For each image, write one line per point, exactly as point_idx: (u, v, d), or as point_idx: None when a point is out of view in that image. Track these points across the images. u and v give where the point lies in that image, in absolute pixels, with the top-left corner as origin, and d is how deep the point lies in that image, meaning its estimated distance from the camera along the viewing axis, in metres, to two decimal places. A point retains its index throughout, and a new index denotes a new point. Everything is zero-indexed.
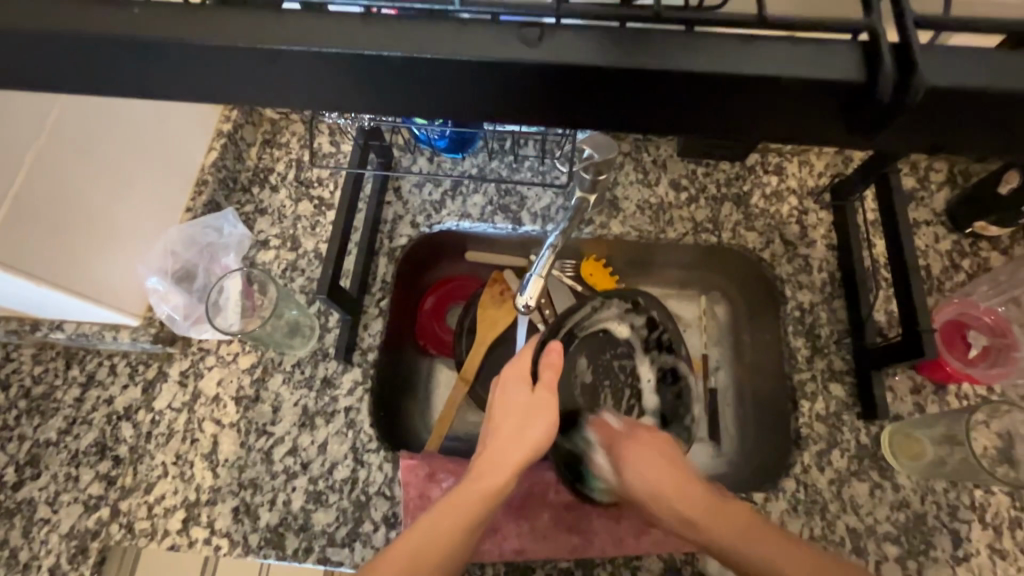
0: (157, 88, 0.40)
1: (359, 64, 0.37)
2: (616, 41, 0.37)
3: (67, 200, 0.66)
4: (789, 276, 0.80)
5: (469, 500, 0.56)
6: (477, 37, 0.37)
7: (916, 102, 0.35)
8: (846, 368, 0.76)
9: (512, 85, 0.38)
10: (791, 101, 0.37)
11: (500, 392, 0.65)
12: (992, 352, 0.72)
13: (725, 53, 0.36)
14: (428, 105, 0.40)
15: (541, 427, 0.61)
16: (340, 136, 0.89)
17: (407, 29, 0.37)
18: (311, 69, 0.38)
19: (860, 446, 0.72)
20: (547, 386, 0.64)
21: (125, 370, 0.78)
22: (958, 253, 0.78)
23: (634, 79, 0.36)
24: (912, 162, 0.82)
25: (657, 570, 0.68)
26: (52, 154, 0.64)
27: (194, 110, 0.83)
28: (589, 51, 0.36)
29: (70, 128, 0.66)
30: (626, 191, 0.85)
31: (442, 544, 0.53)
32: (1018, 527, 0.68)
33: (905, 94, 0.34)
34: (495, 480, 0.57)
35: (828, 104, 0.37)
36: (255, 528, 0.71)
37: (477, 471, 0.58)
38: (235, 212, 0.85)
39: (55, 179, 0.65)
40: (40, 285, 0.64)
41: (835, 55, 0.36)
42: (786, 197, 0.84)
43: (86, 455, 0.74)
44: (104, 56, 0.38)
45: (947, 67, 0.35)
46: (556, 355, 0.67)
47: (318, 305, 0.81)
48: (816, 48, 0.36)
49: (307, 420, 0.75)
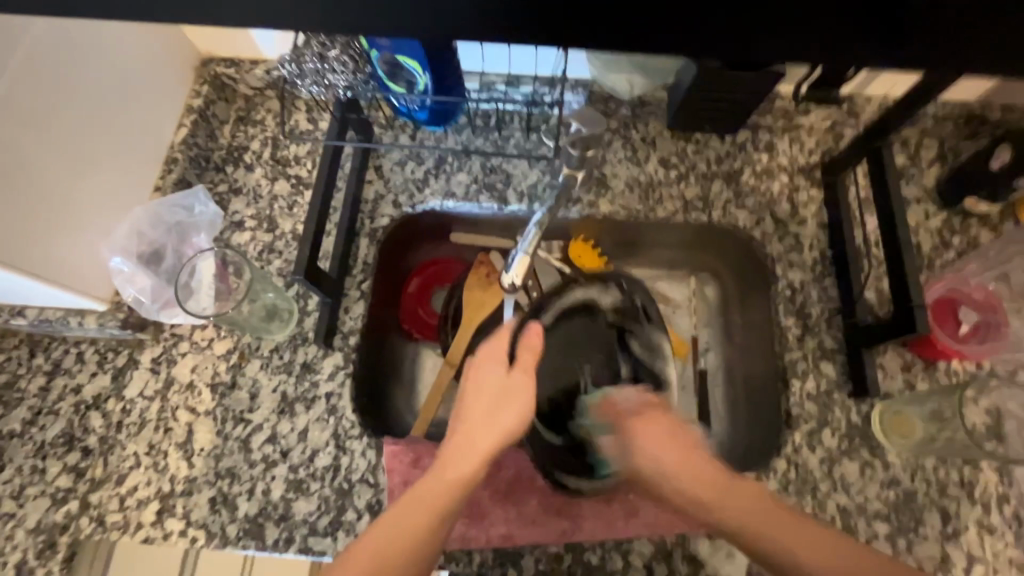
0: None
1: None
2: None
3: (40, 173, 0.64)
4: (780, 255, 0.79)
5: (437, 492, 0.54)
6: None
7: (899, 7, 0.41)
8: (836, 347, 0.75)
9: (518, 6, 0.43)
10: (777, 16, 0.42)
11: (472, 374, 0.63)
12: (981, 327, 0.71)
13: None
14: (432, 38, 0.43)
15: (513, 414, 0.59)
16: (318, 112, 0.85)
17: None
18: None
19: (850, 425, 0.71)
20: (522, 368, 0.62)
21: (94, 358, 0.75)
22: (949, 230, 0.77)
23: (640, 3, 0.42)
24: (903, 139, 0.81)
25: (647, 553, 0.66)
26: (29, 144, 0.62)
27: (158, 83, 0.79)
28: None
29: (44, 95, 0.63)
30: (615, 168, 0.83)
31: (408, 534, 0.52)
32: (1006, 503, 0.67)
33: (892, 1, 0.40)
34: (467, 468, 0.55)
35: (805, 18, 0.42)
36: (233, 519, 0.68)
37: (444, 458, 0.56)
38: (207, 191, 0.81)
39: (34, 169, 0.63)
40: (30, 278, 0.63)
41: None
42: (776, 175, 0.82)
43: (53, 447, 0.71)
44: None
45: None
46: (534, 336, 0.65)
47: (297, 288, 0.78)
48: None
49: (286, 407, 0.73)
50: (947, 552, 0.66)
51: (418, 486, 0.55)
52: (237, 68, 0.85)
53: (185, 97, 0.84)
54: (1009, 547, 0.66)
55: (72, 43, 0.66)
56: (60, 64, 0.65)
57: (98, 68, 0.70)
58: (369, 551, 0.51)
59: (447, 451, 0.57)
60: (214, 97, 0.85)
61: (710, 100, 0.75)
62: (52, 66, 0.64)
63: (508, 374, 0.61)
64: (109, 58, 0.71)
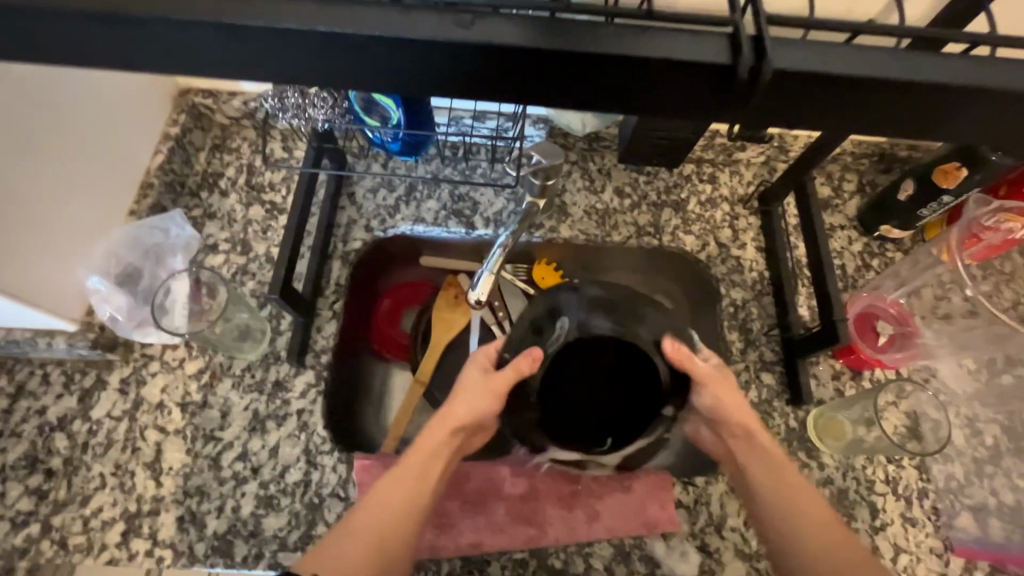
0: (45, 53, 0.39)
1: (288, 46, 0.38)
2: (549, 30, 0.39)
3: (30, 208, 0.67)
4: (723, 275, 0.87)
5: (418, 465, 0.60)
6: (394, 18, 0.38)
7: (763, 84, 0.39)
8: (775, 358, 0.82)
9: (436, 67, 0.39)
10: (698, 86, 0.40)
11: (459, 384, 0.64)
12: (897, 338, 0.80)
13: (633, 39, 0.39)
14: (367, 79, 0.41)
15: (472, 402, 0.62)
16: (293, 141, 0.89)
17: (367, 11, 0.38)
18: (227, 42, 0.38)
19: (789, 430, 0.78)
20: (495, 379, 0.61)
21: (60, 379, 0.75)
22: (868, 254, 0.87)
23: (578, 59, 0.39)
24: (827, 172, 0.92)
25: (607, 556, 0.70)
26: (22, 183, 0.66)
27: (137, 114, 0.82)
28: (522, 37, 0.38)
29: (33, 134, 0.67)
30: (574, 197, 0.90)
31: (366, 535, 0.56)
32: (925, 497, 0.75)
33: (757, 76, 0.39)
34: (436, 442, 0.61)
35: (707, 82, 0.40)
36: (201, 537, 0.69)
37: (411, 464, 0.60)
38: (183, 215, 0.84)
39: (26, 204, 0.67)
40: (24, 305, 0.67)
41: (723, 48, 0.39)
42: (719, 204, 0.91)
43: (14, 470, 0.71)
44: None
45: (795, 53, 0.39)
46: (527, 362, 0.57)
47: (270, 308, 0.80)
48: (691, 38, 0.39)
49: (258, 424, 0.74)
50: (876, 544, 0.72)
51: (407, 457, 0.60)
52: (214, 99, 0.88)
53: (162, 126, 0.87)
54: (929, 537, 0.73)
55: (58, 80, 0.69)
56: (33, 90, 0.66)
57: (73, 95, 0.72)
58: (365, 527, 0.56)
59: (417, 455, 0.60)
60: (192, 125, 0.89)
61: (656, 136, 0.83)
62: (40, 107, 0.67)
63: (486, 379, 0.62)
64: (84, 87, 0.73)
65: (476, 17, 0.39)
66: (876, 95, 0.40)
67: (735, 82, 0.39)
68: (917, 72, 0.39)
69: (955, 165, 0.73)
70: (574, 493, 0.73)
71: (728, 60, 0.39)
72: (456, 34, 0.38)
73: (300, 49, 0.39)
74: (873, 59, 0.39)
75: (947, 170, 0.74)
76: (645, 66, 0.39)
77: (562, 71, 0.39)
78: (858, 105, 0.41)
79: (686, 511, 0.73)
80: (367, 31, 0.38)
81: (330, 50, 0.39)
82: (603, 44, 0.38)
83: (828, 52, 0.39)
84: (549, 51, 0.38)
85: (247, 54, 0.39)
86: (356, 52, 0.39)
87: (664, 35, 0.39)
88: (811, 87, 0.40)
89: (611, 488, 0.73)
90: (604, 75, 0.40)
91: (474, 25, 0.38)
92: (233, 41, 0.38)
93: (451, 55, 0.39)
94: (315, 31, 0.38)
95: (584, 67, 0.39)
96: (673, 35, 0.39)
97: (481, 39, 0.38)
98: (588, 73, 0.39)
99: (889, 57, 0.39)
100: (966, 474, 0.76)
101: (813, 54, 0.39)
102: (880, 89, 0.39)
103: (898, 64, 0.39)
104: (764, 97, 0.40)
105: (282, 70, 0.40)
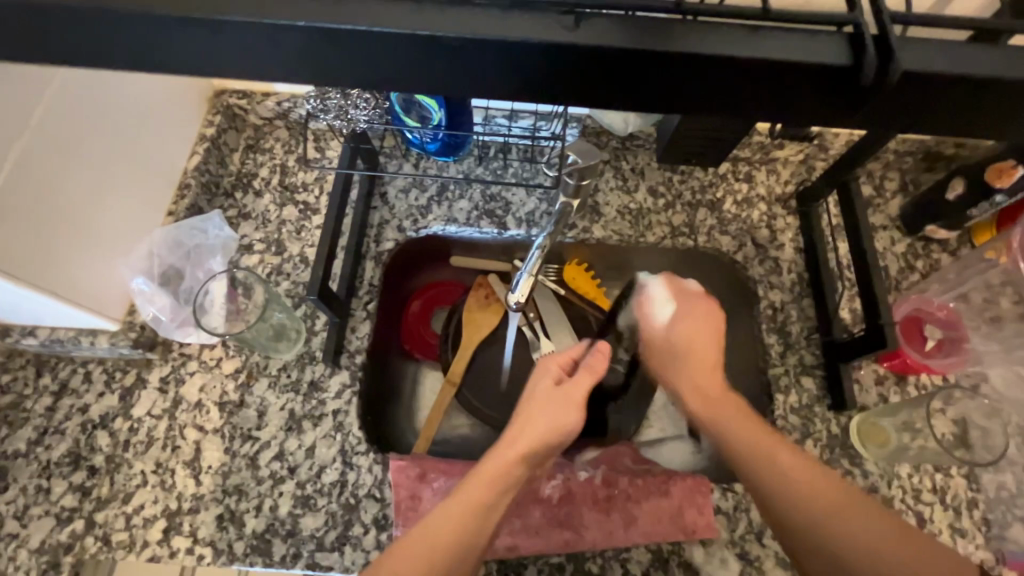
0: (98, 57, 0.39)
1: (342, 45, 0.38)
2: (625, 28, 0.38)
3: (73, 210, 0.68)
4: (761, 277, 0.85)
5: (485, 490, 0.58)
6: (461, 16, 0.37)
7: (892, 83, 0.37)
8: (816, 362, 0.80)
9: (497, 64, 0.38)
10: (766, 84, 0.39)
11: (530, 406, 0.64)
12: (946, 343, 0.77)
13: (701, 37, 0.38)
14: (425, 82, 0.40)
15: (550, 417, 0.62)
16: (325, 141, 0.90)
17: (427, 10, 0.38)
18: (287, 45, 0.38)
19: (830, 436, 0.76)
20: (568, 389, 0.65)
21: (101, 378, 0.76)
22: (912, 255, 0.85)
23: (643, 58, 0.37)
24: (868, 171, 0.89)
25: (645, 562, 0.69)
26: (65, 186, 0.67)
27: (172, 111, 0.82)
28: (607, 35, 0.37)
29: (74, 138, 0.67)
30: (607, 197, 0.89)
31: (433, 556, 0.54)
32: (975, 507, 0.72)
33: (885, 76, 0.37)
34: (505, 462, 0.60)
35: (780, 80, 0.38)
36: (240, 536, 0.69)
37: (477, 483, 0.58)
38: (221, 215, 0.85)
39: (69, 207, 0.68)
40: (68, 304, 0.68)
41: (799, 46, 0.38)
42: (756, 204, 0.89)
43: (58, 466, 0.72)
44: (54, 35, 0.38)
45: (910, 52, 0.37)
46: (600, 360, 0.66)
47: (305, 308, 0.80)
48: (766, 36, 0.38)
49: (293, 424, 0.75)
50: None
51: (479, 470, 0.59)
52: (249, 99, 0.89)
53: (198, 126, 0.88)
54: (980, 548, 0.71)
55: (97, 82, 0.69)
56: (73, 94, 0.67)
57: (113, 96, 0.72)
58: (428, 537, 0.55)
59: (486, 474, 0.59)
60: (226, 126, 0.89)
61: (695, 134, 0.81)
62: (79, 110, 0.68)
63: (559, 387, 0.65)
64: (123, 88, 0.73)
65: (578, 17, 0.38)
66: (956, 95, 0.38)
67: (857, 84, 0.38)
68: (999, 67, 0.37)
69: (1011, 163, 0.71)
70: (610, 497, 0.72)
71: (849, 60, 0.37)
72: (526, 35, 0.37)
73: (366, 53, 0.38)
74: (951, 57, 0.37)
75: (1001, 168, 0.72)
76: (710, 67, 0.38)
77: (630, 71, 0.38)
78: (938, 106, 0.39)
79: (725, 518, 0.71)
80: (422, 30, 0.37)
81: (395, 52, 0.38)
82: (685, 41, 0.37)
83: (904, 47, 0.38)
84: (615, 48, 0.37)
85: (301, 58, 0.39)
86: (425, 58, 0.38)
87: (732, 31, 0.38)
88: (898, 92, 0.38)
89: (648, 492, 0.72)
90: (663, 76, 0.39)
91: (578, 27, 0.37)
92: (288, 44, 0.38)
93: (521, 56, 0.38)
94: (381, 33, 0.37)
95: (647, 70, 0.38)
96: (741, 31, 0.38)
97: (545, 39, 0.37)
98: (651, 75, 0.39)
99: (975, 58, 0.38)
100: (1018, 484, 0.73)
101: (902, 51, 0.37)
102: (963, 86, 0.38)
103: (982, 56, 0.38)
104: (843, 102, 0.39)
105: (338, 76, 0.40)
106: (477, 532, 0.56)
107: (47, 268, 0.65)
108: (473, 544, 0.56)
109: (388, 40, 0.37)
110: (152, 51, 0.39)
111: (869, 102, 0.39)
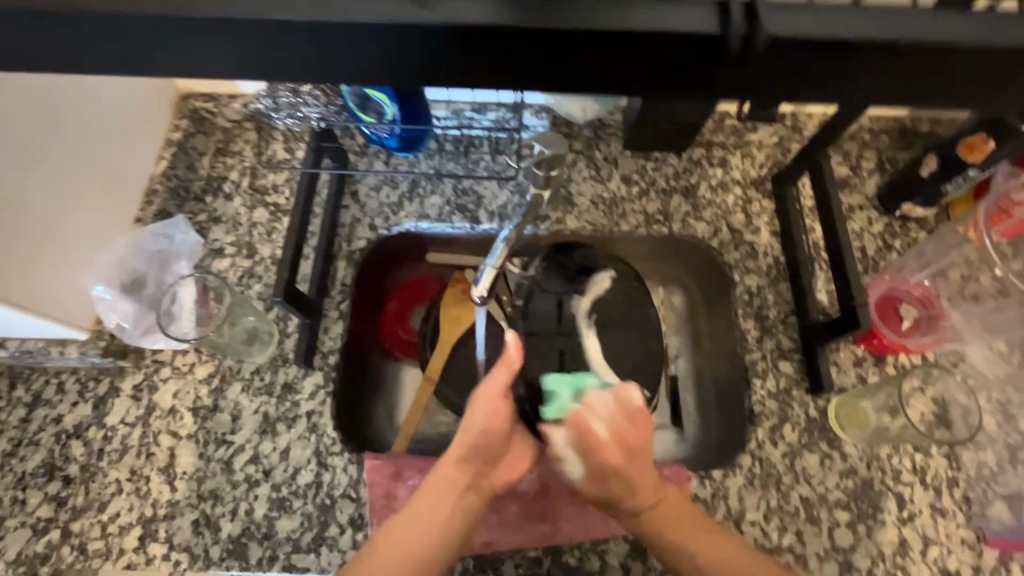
0: (18, 60, 0.38)
1: (252, 38, 0.37)
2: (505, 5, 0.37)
3: (42, 224, 0.69)
4: (737, 262, 0.84)
5: (430, 499, 0.61)
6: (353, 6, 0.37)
7: (756, 54, 0.37)
8: (793, 346, 0.79)
9: (414, 53, 0.38)
10: (678, 66, 0.38)
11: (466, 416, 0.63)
12: (921, 323, 0.77)
13: (613, 16, 0.37)
14: (337, 66, 0.39)
15: (483, 421, 0.62)
16: (294, 142, 0.89)
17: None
18: (208, 41, 0.37)
19: (809, 419, 0.75)
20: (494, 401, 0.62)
21: (74, 388, 0.76)
22: (889, 235, 0.83)
23: (555, 39, 0.37)
24: (844, 151, 0.87)
25: (622, 553, 0.69)
26: (33, 199, 0.67)
27: (132, 114, 0.82)
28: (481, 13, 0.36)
29: (39, 150, 0.68)
30: (581, 187, 0.88)
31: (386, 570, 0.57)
32: (956, 486, 0.72)
33: (749, 46, 0.37)
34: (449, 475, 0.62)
35: (684, 59, 0.38)
36: (216, 540, 0.69)
37: (420, 501, 0.61)
38: (188, 220, 0.84)
39: (38, 220, 0.68)
40: (40, 317, 0.69)
41: (689, 17, 0.37)
42: (730, 188, 0.88)
43: (33, 477, 0.72)
44: None
45: (842, 25, 0.36)
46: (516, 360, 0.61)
47: (276, 310, 0.80)
48: (676, 12, 0.37)
49: (268, 427, 0.74)
50: (903, 536, 0.70)
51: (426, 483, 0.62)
52: (214, 102, 0.89)
53: (165, 130, 0.89)
54: (961, 527, 0.70)
55: (58, 92, 0.69)
56: (36, 106, 0.67)
57: (75, 104, 0.72)
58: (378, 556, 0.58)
59: (430, 488, 0.61)
60: (194, 130, 0.89)
61: (663, 120, 0.81)
62: (42, 121, 0.68)
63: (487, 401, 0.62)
64: (83, 96, 0.73)
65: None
66: (892, 66, 0.37)
67: (724, 56, 0.37)
68: (945, 29, 0.36)
69: (982, 136, 0.71)
70: None
71: (716, 31, 0.36)
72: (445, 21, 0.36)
73: (292, 44, 0.37)
74: (889, 24, 0.36)
75: (974, 142, 0.71)
76: (632, 41, 0.37)
77: (554, 54, 0.38)
78: (880, 77, 0.38)
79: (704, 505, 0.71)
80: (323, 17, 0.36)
81: (323, 41, 0.37)
82: (615, 18, 0.37)
83: (777, 11, 0.37)
84: (525, 29, 0.36)
85: (222, 55, 0.38)
86: (348, 46, 0.38)
87: (654, 5, 0.37)
88: (825, 67, 0.38)
89: None
90: (592, 58, 0.38)
91: (437, 7, 0.36)
92: (204, 42, 0.37)
93: (441, 40, 0.37)
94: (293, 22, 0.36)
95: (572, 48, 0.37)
96: (654, 6, 0.37)
97: (449, 20, 0.36)
98: (579, 55, 0.38)
99: (912, 23, 0.36)
100: (998, 462, 0.73)
101: (826, 21, 0.37)
102: (891, 56, 0.37)
103: (930, 24, 0.36)
104: (772, 79, 0.39)
105: (262, 68, 0.39)
106: (428, 541, 0.59)
107: (19, 282, 0.66)
108: (432, 555, 0.59)
109: (312, 29, 0.36)
110: (71, 50, 0.38)
111: (746, 66, 0.38)
